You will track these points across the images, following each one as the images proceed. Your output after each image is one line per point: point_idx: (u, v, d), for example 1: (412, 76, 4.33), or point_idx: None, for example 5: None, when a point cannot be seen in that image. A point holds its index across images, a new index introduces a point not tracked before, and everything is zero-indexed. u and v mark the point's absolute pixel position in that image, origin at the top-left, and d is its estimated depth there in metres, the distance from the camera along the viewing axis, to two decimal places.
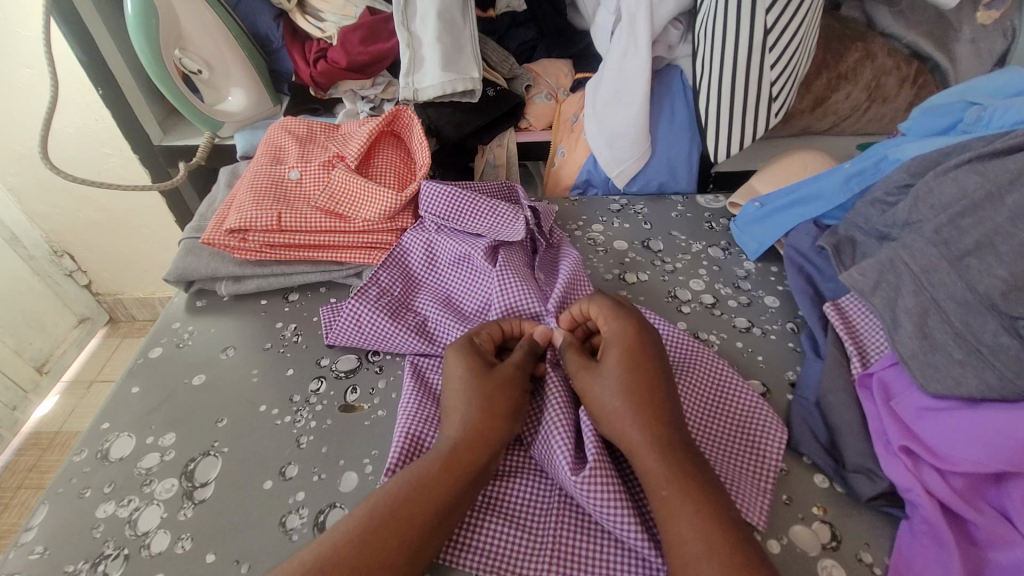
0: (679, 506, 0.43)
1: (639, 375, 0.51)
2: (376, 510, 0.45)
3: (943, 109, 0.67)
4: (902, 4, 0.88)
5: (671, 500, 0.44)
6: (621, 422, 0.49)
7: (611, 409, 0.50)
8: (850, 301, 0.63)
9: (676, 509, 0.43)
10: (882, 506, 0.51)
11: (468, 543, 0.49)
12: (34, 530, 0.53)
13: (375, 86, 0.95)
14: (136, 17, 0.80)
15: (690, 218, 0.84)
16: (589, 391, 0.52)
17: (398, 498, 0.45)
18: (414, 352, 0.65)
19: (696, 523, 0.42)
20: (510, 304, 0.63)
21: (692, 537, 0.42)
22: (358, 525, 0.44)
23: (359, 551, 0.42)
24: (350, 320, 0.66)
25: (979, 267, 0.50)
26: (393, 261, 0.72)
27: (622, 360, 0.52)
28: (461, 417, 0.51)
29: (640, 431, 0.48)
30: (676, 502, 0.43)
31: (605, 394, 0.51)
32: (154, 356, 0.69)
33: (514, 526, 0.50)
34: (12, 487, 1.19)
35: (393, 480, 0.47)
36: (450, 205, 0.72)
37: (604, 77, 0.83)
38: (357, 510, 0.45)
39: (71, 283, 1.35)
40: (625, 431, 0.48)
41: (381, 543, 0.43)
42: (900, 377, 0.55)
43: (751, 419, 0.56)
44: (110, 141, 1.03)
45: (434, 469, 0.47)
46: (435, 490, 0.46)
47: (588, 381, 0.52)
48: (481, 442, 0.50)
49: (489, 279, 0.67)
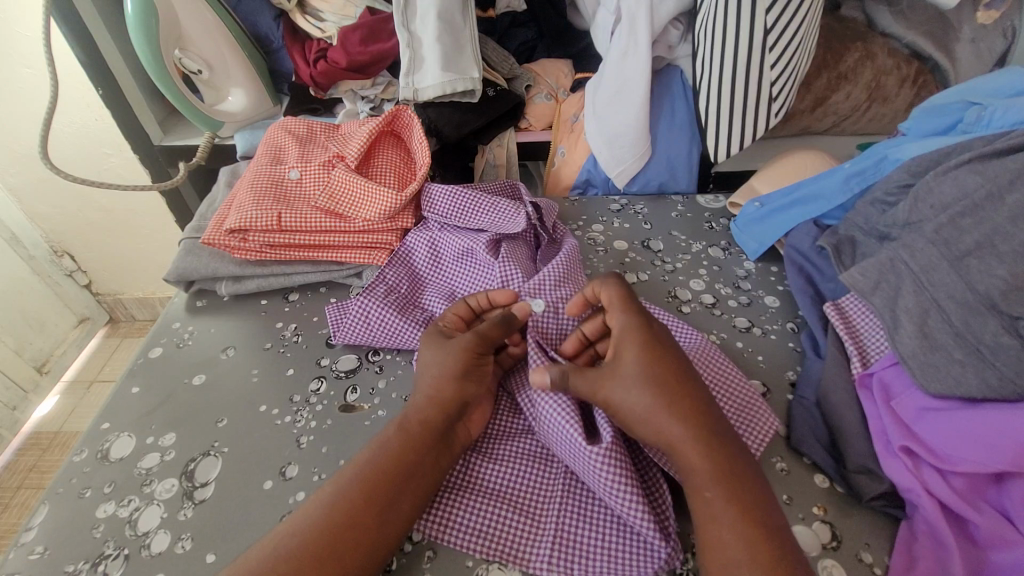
0: (721, 509, 0.43)
1: (659, 373, 0.49)
2: (346, 482, 0.46)
3: (944, 109, 0.67)
4: (902, 4, 0.88)
5: (712, 503, 0.44)
6: (659, 421, 0.47)
7: (644, 408, 0.48)
8: (850, 301, 0.63)
9: (717, 513, 0.43)
10: (883, 506, 0.51)
11: (467, 527, 0.49)
12: (34, 530, 0.53)
13: (375, 86, 0.95)
14: (135, 17, 0.80)
15: (690, 218, 0.84)
16: (611, 396, 0.50)
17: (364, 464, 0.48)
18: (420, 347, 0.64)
19: (731, 528, 0.42)
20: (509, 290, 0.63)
21: (728, 540, 0.42)
22: (330, 494, 0.46)
23: (326, 525, 0.44)
24: (358, 318, 0.66)
25: (979, 267, 0.50)
26: (398, 260, 0.73)
27: (641, 362, 0.50)
28: (423, 384, 0.54)
29: (679, 426, 0.46)
30: (717, 505, 0.43)
31: (630, 398, 0.48)
32: (154, 356, 0.69)
33: (510, 506, 0.51)
34: (12, 487, 1.20)
35: (361, 451, 0.49)
36: (452, 204, 0.74)
37: (604, 78, 0.83)
38: (324, 491, 0.47)
39: (71, 283, 1.35)
40: (664, 432, 0.47)
41: (349, 506, 0.45)
42: (900, 377, 0.55)
43: (742, 397, 0.55)
44: (110, 141, 1.03)
45: (391, 432, 0.50)
46: (393, 453, 0.48)
47: (609, 386, 0.50)
48: (440, 405, 0.52)
49: (492, 270, 0.67)
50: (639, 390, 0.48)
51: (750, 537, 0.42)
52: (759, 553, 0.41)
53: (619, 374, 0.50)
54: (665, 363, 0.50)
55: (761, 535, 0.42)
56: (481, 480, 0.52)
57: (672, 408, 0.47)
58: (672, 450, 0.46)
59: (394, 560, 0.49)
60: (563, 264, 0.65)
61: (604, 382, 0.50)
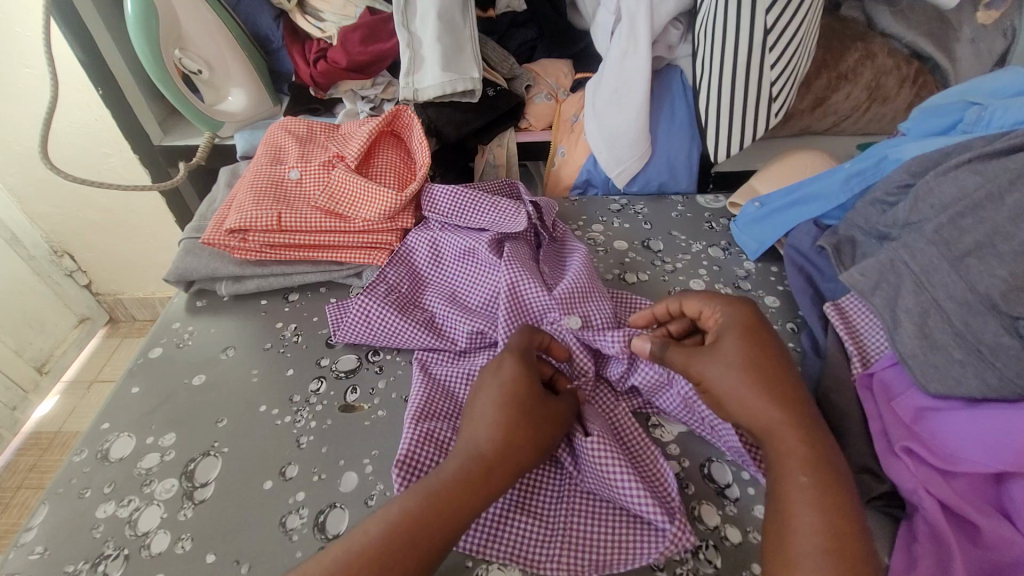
0: (813, 493, 0.43)
1: (758, 358, 0.50)
2: (395, 523, 0.43)
3: (944, 109, 0.67)
4: (902, 4, 0.88)
5: (804, 489, 0.43)
6: (754, 402, 0.47)
7: (735, 386, 0.48)
8: (851, 301, 0.62)
9: (806, 495, 0.43)
10: (882, 506, 0.51)
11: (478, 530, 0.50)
12: (34, 530, 0.53)
13: (375, 86, 0.95)
14: (136, 17, 0.80)
15: (690, 218, 0.84)
16: (702, 372, 0.51)
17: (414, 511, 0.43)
18: (422, 347, 0.64)
19: (820, 515, 0.41)
20: (520, 295, 0.62)
21: (819, 527, 0.41)
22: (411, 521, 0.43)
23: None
24: (359, 317, 0.66)
25: (979, 267, 0.51)
26: (399, 259, 0.73)
27: (742, 345, 0.51)
28: (493, 414, 0.49)
29: (774, 411, 0.47)
30: (807, 493, 0.43)
31: (724, 375, 0.49)
32: (154, 356, 0.69)
33: (526, 510, 0.51)
34: (12, 487, 1.20)
35: (422, 483, 0.46)
36: (453, 204, 0.74)
37: (603, 78, 0.83)
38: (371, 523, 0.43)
39: (71, 282, 1.35)
40: (755, 414, 0.47)
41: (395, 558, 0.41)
42: (900, 377, 0.55)
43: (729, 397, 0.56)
44: (110, 141, 1.03)
45: (464, 470, 0.46)
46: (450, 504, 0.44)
47: (703, 363, 0.51)
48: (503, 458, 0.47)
49: (495, 270, 0.67)
50: (738, 371, 0.49)
51: (840, 529, 0.41)
52: (847, 543, 0.40)
53: (718, 355, 0.51)
54: (768, 350, 0.51)
55: (852, 528, 0.41)
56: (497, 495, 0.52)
57: (765, 392, 0.48)
58: (765, 434, 0.47)
59: None
60: (580, 280, 0.64)
61: (699, 360, 0.51)
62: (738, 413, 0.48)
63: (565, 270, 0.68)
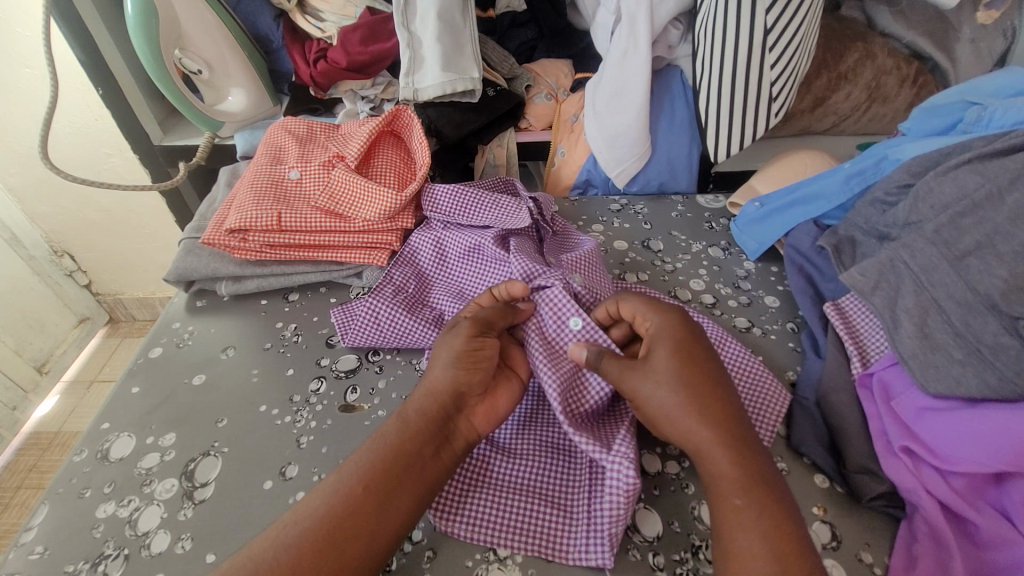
0: (750, 517, 0.41)
1: (690, 370, 0.48)
2: (345, 478, 0.46)
3: (944, 109, 0.67)
4: (902, 4, 0.88)
5: (745, 513, 0.42)
6: (687, 424, 0.46)
7: (668, 407, 0.47)
8: (850, 301, 0.63)
9: (741, 520, 0.41)
10: (883, 506, 0.51)
11: (498, 523, 0.50)
12: (34, 530, 0.53)
13: (375, 86, 0.95)
14: (135, 18, 0.80)
15: (690, 218, 0.84)
16: (638, 392, 0.49)
17: (365, 460, 0.47)
18: (432, 346, 0.64)
19: (755, 541, 0.40)
20: (529, 274, 0.63)
21: (760, 552, 0.40)
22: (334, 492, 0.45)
23: (324, 522, 0.44)
24: (367, 318, 0.65)
25: (979, 267, 0.51)
26: (404, 260, 0.73)
27: (672, 358, 0.49)
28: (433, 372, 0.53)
29: (706, 431, 0.45)
30: (747, 516, 0.41)
31: (658, 394, 0.48)
32: (154, 356, 0.69)
33: (508, 492, 0.52)
34: (12, 487, 1.20)
35: (359, 450, 0.49)
36: (455, 202, 0.74)
37: (603, 78, 0.83)
38: (326, 481, 0.47)
39: (71, 283, 1.35)
40: (692, 436, 0.46)
41: (346, 501, 0.45)
42: (900, 377, 0.54)
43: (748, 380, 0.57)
44: (110, 141, 1.03)
45: (392, 430, 0.49)
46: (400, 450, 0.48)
47: (639, 380, 0.49)
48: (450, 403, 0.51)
49: (501, 264, 0.67)
50: (670, 389, 0.47)
51: (784, 552, 0.39)
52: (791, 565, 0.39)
53: (651, 372, 0.49)
54: (699, 360, 0.49)
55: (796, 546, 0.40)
56: (479, 469, 0.54)
57: (702, 409, 0.46)
58: (699, 455, 0.45)
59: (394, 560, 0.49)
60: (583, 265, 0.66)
61: (632, 378, 0.50)
62: (676, 434, 0.47)
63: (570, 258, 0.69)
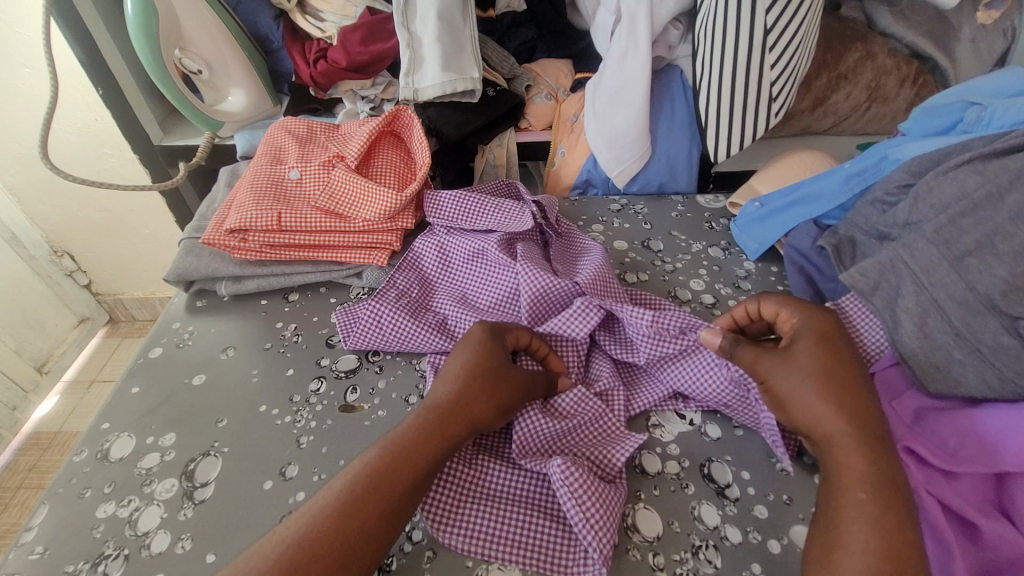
0: (864, 511, 0.41)
1: (831, 362, 0.49)
2: (354, 477, 0.45)
3: (944, 109, 0.67)
4: (902, 4, 0.88)
5: (865, 504, 0.41)
6: (821, 411, 0.46)
7: (808, 395, 0.47)
8: (850, 300, 0.61)
9: (857, 511, 0.41)
10: None
11: (481, 534, 0.50)
12: (33, 530, 0.53)
13: (375, 86, 0.95)
14: (135, 17, 0.80)
15: (690, 218, 0.84)
16: (775, 379, 0.50)
17: (375, 461, 0.46)
18: (435, 351, 0.64)
19: (873, 528, 0.40)
20: (538, 287, 0.63)
21: (872, 544, 0.39)
22: (340, 489, 0.44)
23: (339, 515, 0.43)
24: (370, 322, 0.66)
25: (979, 267, 0.51)
26: (407, 265, 0.73)
27: (817, 349, 0.50)
28: (452, 382, 0.53)
29: (839, 422, 0.45)
30: (868, 508, 0.41)
31: (801, 380, 0.48)
32: (154, 357, 0.69)
33: (497, 503, 0.51)
34: (12, 487, 1.20)
35: (369, 448, 0.48)
36: (458, 207, 0.74)
37: (604, 77, 0.83)
38: (338, 478, 0.46)
39: (71, 282, 1.35)
40: (829, 424, 0.46)
41: (353, 508, 0.43)
42: (901, 377, 0.55)
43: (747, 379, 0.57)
44: (110, 141, 1.03)
45: (410, 435, 0.48)
46: (408, 454, 0.47)
47: (778, 368, 0.50)
48: (467, 411, 0.51)
49: (505, 269, 0.67)
50: (805, 376, 0.48)
51: (897, 552, 0.38)
52: (902, 561, 0.38)
53: (789, 359, 0.50)
54: (843, 357, 0.49)
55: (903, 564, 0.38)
56: (472, 479, 0.53)
57: (836, 401, 0.46)
58: (825, 441, 0.45)
59: (394, 560, 0.49)
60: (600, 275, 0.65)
61: (771, 371, 0.50)
62: (804, 422, 0.47)
63: (580, 268, 0.68)
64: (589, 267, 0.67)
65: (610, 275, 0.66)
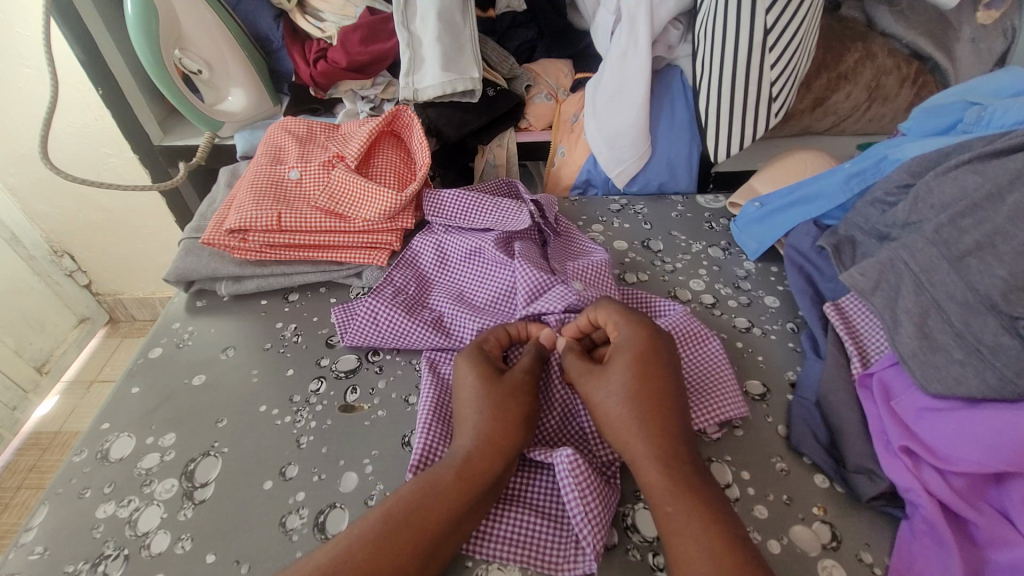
0: (684, 527, 0.43)
1: (643, 380, 0.49)
2: (394, 518, 0.44)
3: (944, 109, 0.67)
4: (902, 4, 0.88)
5: (675, 518, 0.43)
6: (627, 430, 0.48)
7: (616, 417, 0.48)
8: (850, 301, 0.63)
9: (682, 528, 0.43)
10: (882, 506, 0.51)
11: (488, 532, 0.50)
12: (34, 530, 0.53)
13: (375, 86, 0.95)
14: (135, 18, 0.80)
15: (690, 218, 0.84)
16: (593, 397, 0.51)
17: (411, 501, 0.45)
18: (430, 347, 0.64)
19: (699, 544, 0.41)
20: (529, 284, 0.63)
21: (694, 559, 0.41)
22: (375, 529, 0.44)
23: (374, 557, 0.42)
24: (367, 319, 0.66)
25: (979, 267, 0.50)
26: (406, 263, 0.74)
27: (631, 369, 0.50)
28: (473, 412, 0.51)
29: (645, 442, 0.47)
30: (681, 523, 0.43)
31: (609, 402, 0.49)
32: (154, 356, 0.69)
33: (508, 505, 0.51)
34: (12, 487, 1.20)
35: (407, 485, 0.47)
36: (458, 206, 0.74)
37: (603, 77, 0.83)
38: (371, 512, 0.45)
39: (71, 282, 1.35)
40: (631, 444, 0.47)
41: (395, 550, 0.43)
42: (900, 377, 0.54)
43: (718, 378, 0.58)
44: (110, 141, 1.03)
45: (447, 476, 0.47)
46: (446, 495, 0.46)
47: (595, 386, 0.51)
48: (498, 446, 0.49)
49: (503, 268, 0.68)
50: (617, 396, 0.49)
51: (718, 558, 0.40)
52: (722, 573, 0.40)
53: (605, 378, 0.51)
54: (657, 371, 0.50)
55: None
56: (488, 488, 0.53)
57: (643, 419, 0.47)
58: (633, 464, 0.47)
59: None
60: (591, 271, 0.66)
61: (587, 387, 0.51)
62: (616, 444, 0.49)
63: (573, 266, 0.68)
64: (584, 264, 0.68)
65: (597, 273, 0.67)
